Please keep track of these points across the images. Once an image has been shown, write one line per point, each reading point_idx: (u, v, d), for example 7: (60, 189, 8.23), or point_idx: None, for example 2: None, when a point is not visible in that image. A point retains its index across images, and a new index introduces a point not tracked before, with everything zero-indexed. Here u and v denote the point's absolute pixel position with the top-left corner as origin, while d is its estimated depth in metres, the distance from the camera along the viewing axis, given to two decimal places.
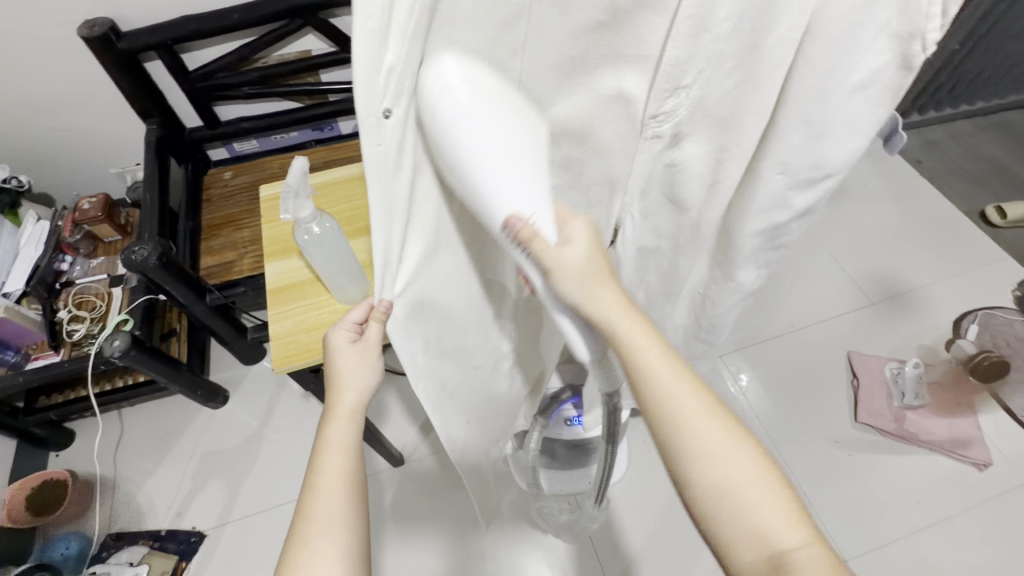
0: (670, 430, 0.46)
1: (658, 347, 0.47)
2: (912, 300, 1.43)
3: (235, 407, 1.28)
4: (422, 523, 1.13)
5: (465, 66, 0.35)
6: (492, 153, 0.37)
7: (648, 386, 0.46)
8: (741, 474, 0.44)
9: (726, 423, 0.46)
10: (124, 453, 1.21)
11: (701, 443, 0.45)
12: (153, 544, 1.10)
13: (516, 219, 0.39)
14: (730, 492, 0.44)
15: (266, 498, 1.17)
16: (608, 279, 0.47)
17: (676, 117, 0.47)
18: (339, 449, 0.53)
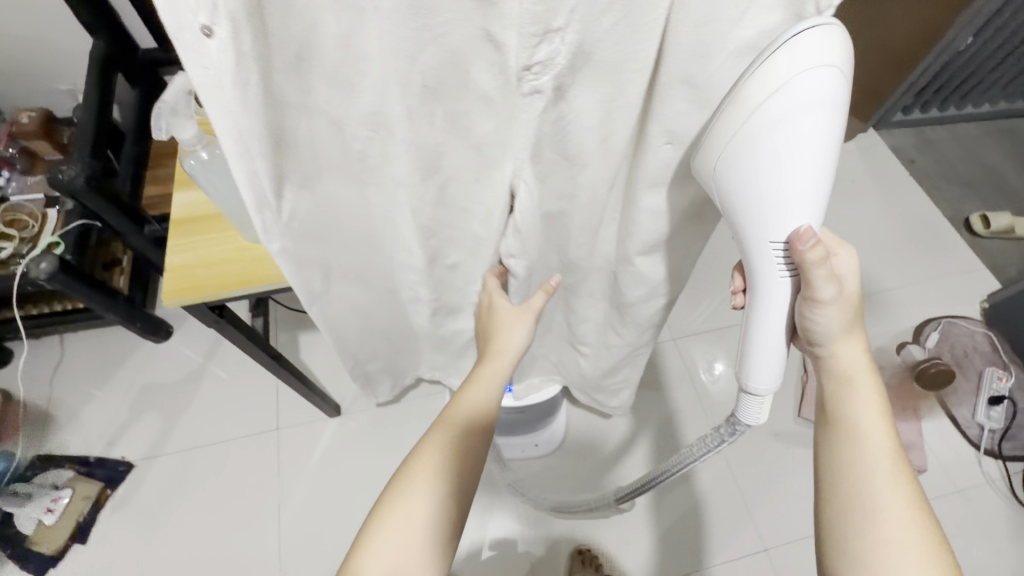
0: (841, 463, 0.51)
1: (875, 400, 0.52)
2: (879, 302, 1.40)
3: (178, 343, 1.26)
4: (351, 474, 1.13)
5: (846, 43, 0.37)
6: (804, 173, 0.40)
7: (846, 414, 0.52)
8: (910, 542, 0.47)
9: (918, 500, 0.49)
10: (61, 378, 1.20)
11: (871, 488, 0.49)
12: (80, 470, 1.10)
13: (808, 232, 0.43)
14: (889, 550, 0.47)
15: (199, 435, 1.17)
16: (858, 336, 0.52)
17: (557, 67, 0.40)
18: (467, 421, 0.56)
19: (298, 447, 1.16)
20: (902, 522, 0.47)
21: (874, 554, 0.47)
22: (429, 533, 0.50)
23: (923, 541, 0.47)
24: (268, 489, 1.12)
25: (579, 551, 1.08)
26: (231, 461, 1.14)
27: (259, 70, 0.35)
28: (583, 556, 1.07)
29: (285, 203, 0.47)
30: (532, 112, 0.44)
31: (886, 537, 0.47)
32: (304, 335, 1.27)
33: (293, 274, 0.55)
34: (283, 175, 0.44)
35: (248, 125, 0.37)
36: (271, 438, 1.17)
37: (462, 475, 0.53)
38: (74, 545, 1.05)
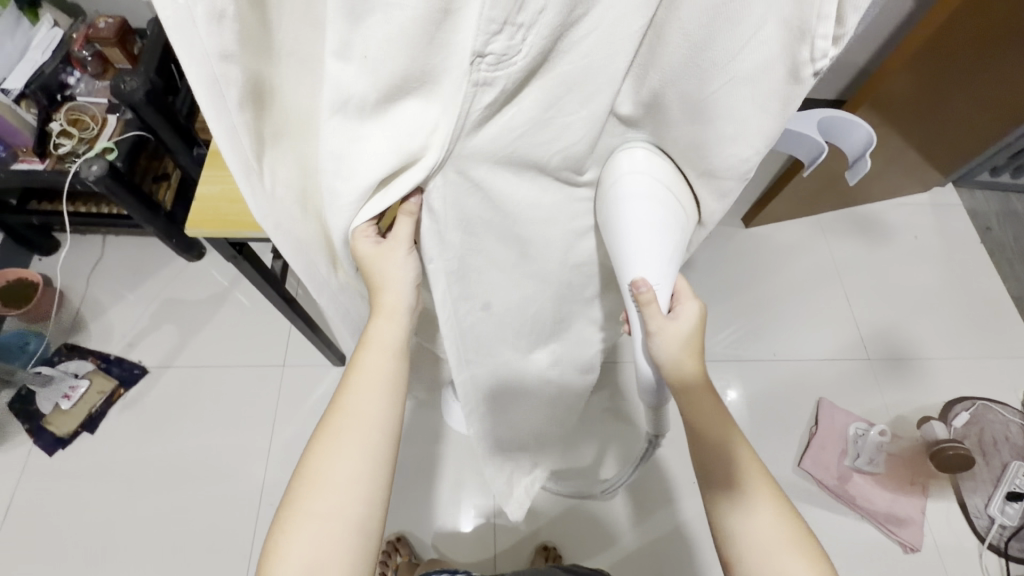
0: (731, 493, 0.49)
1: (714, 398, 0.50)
2: (911, 368, 1.33)
3: (208, 265, 1.31)
4: None
5: (661, 159, 0.45)
6: (650, 236, 0.44)
7: (732, 448, 0.50)
8: (772, 525, 0.48)
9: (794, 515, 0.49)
10: (97, 276, 1.27)
11: (757, 513, 0.48)
12: (100, 364, 1.17)
13: (642, 281, 0.45)
14: (761, 541, 0.48)
15: (210, 356, 1.22)
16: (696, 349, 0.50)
17: (513, 67, 0.32)
18: (364, 414, 0.49)
19: (298, 388, 1.20)
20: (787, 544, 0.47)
21: (751, 550, 0.48)
22: (347, 547, 0.46)
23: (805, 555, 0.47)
24: (262, 421, 1.16)
25: (544, 547, 1.07)
26: (235, 386, 1.19)
27: (238, 5, 0.30)
28: (548, 551, 1.06)
29: (274, 172, 0.43)
30: (487, 109, 0.35)
31: (774, 557, 0.47)
32: None
33: (292, 252, 0.51)
34: (263, 139, 0.40)
35: (215, 70, 0.33)
36: (275, 373, 1.21)
37: (368, 478, 0.47)
38: (82, 433, 1.12)
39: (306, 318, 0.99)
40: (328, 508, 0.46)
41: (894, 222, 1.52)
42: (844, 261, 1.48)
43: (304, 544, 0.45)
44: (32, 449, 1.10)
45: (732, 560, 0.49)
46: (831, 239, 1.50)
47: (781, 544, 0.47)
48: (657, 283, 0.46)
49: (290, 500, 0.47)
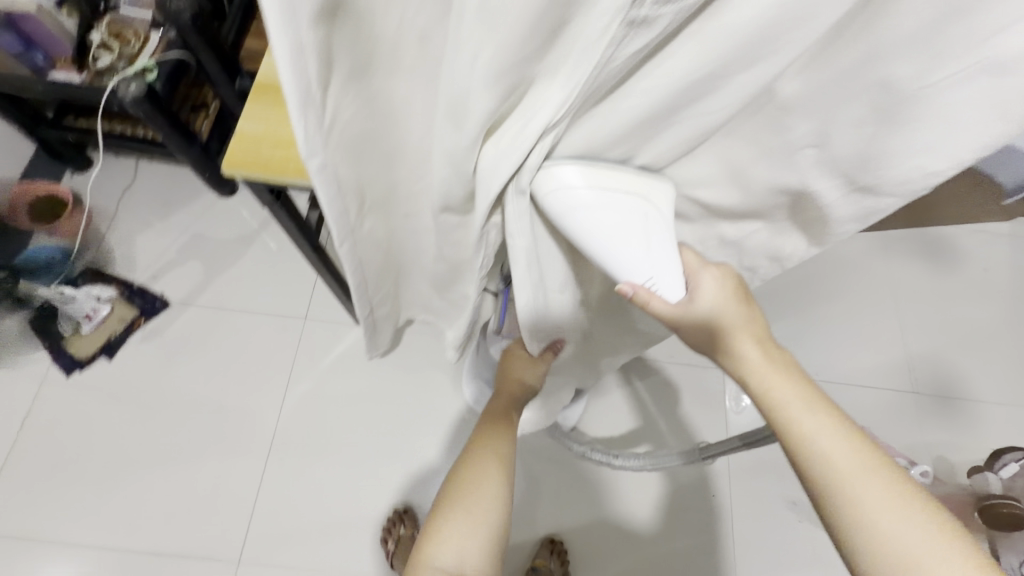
0: (814, 471, 0.43)
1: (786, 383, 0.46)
2: (959, 408, 1.24)
3: (239, 203, 1.27)
4: (359, 385, 1.13)
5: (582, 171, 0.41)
6: (622, 237, 0.43)
7: (794, 424, 0.44)
8: (901, 516, 0.41)
9: (895, 476, 0.42)
10: (126, 200, 1.24)
11: (857, 489, 0.42)
12: (123, 292, 1.15)
13: (633, 285, 0.43)
14: (898, 542, 0.40)
15: (232, 298, 1.18)
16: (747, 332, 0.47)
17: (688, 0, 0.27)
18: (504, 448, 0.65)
19: (319, 341, 1.16)
20: (899, 518, 0.41)
21: (890, 556, 0.40)
22: (482, 538, 0.57)
23: (926, 528, 0.41)
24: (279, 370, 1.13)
25: (550, 539, 1.05)
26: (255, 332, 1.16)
27: None
28: (553, 545, 1.04)
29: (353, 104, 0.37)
30: (627, 58, 0.31)
31: (890, 539, 0.40)
32: None
33: (328, 204, 0.44)
34: (332, 57, 0.33)
35: None
36: (295, 324, 1.17)
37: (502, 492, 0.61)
38: (100, 357, 1.10)
39: (334, 275, 0.94)
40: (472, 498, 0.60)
41: (968, 249, 1.40)
42: (906, 284, 1.37)
43: (456, 525, 0.57)
44: (50, 367, 1.09)
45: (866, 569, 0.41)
46: (894, 259, 1.39)
47: (920, 537, 0.40)
48: (647, 279, 0.44)
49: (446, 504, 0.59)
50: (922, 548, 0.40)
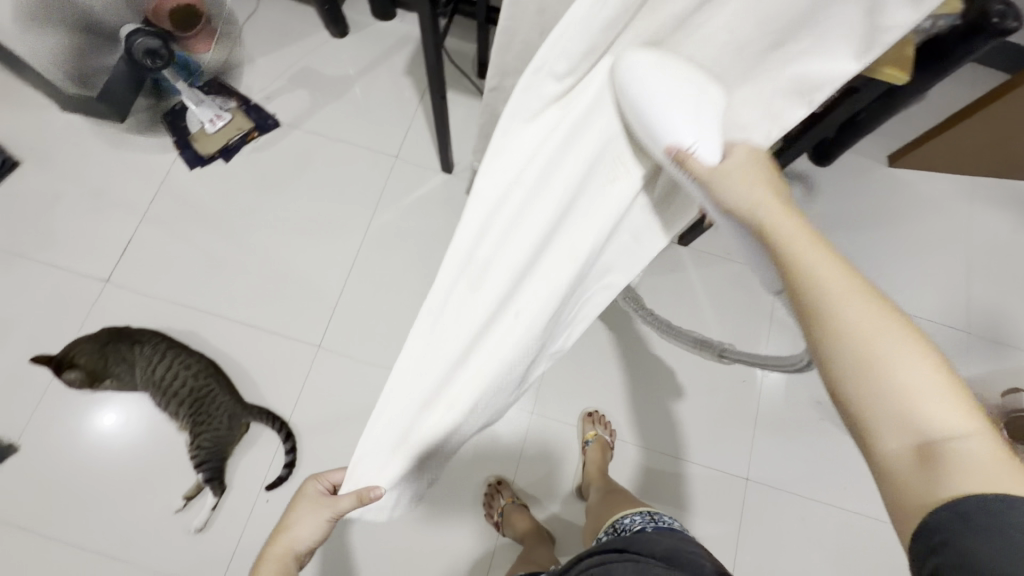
0: (819, 311, 0.41)
1: (814, 245, 0.43)
2: (1008, 354, 1.25)
3: (347, 46, 1.35)
4: (436, 224, 1.24)
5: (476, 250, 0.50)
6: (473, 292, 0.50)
7: (795, 253, 0.43)
8: (899, 352, 0.38)
9: (899, 321, 0.40)
10: (249, 27, 1.34)
11: (864, 328, 0.39)
12: (241, 106, 1.28)
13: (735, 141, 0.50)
14: (883, 371, 0.38)
15: (333, 129, 1.29)
16: (773, 184, 0.48)
17: None
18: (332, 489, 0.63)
19: (406, 180, 1.27)
20: (905, 352, 0.38)
21: (871, 383, 0.38)
22: None
23: (931, 364, 0.38)
24: (368, 199, 1.25)
25: (590, 414, 1.15)
26: (351, 163, 1.27)
27: None
28: (592, 418, 1.15)
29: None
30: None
31: (879, 360, 0.38)
32: (452, 94, 1.33)
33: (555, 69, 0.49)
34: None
35: None
36: (386, 161, 1.28)
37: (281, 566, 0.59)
38: (218, 159, 1.25)
39: (440, 102, 1.02)
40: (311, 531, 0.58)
41: None
42: (982, 233, 1.35)
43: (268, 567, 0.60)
44: (176, 160, 1.24)
45: (861, 415, 0.39)
46: (976, 206, 1.37)
47: (913, 373, 0.38)
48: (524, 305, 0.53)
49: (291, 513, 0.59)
50: (912, 387, 0.37)
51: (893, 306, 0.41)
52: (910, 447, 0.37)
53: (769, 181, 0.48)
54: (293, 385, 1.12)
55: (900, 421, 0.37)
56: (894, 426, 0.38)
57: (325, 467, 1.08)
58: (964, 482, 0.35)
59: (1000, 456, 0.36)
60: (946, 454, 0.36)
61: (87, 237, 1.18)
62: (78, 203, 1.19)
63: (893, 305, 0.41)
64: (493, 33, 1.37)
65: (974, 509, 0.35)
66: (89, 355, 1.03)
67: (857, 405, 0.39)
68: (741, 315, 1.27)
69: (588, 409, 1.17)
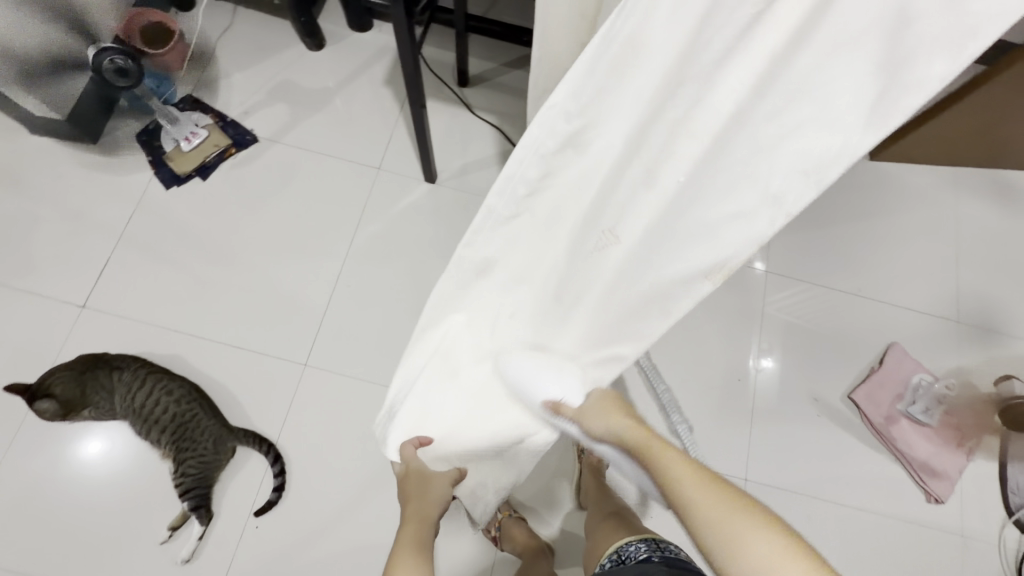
0: (683, 510, 0.56)
1: (671, 450, 0.60)
2: (997, 340, 1.26)
3: (325, 57, 1.34)
4: (423, 233, 1.23)
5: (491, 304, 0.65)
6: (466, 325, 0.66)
7: (659, 467, 0.60)
8: (746, 527, 0.51)
9: (734, 498, 0.54)
10: (225, 41, 1.32)
11: (707, 514, 0.54)
12: (218, 122, 1.25)
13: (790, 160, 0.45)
14: (740, 545, 0.51)
15: (314, 142, 1.27)
16: (622, 411, 0.67)
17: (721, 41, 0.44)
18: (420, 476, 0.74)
19: (390, 190, 1.25)
20: (751, 533, 0.51)
21: (734, 555, 0.51)
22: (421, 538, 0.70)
23: (774, 531, 0.51)
24: (352, 210, 1.23)
25: None
26: (333, 176, 1.25)
27: None
28: None
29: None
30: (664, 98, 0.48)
31: (733, 548, 0.51)
32: (433, 103, 1.32)
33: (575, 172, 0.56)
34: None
35: None
36: (369, 173, 1.26)
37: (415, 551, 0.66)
38: (195, 176, 1.22)
39: (421, 111, 1.01)
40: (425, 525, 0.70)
41: None
42: (965, 222, 1.36)
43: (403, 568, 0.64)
44: (152, 179, 1.21)
45: None
46: (959, 196, 1.38)
47: (760, 543, 0.50)
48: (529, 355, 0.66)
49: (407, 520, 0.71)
50: (761, 558, 0.50)
51: (736, 490, 0.55)
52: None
53: (626, 410, 0.67)
54: (280, 405, 1.09)
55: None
56: None
57: (316, 488, 1.05)
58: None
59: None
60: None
61: (62, 259, 1.14)
62: (50, 227, 1.16)
63: (738, 489, 0.55)
64: (473, 41, 1.36)
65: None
66: (66, 383, 0.99)
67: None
68: (732, 313, 1.26)
69: None
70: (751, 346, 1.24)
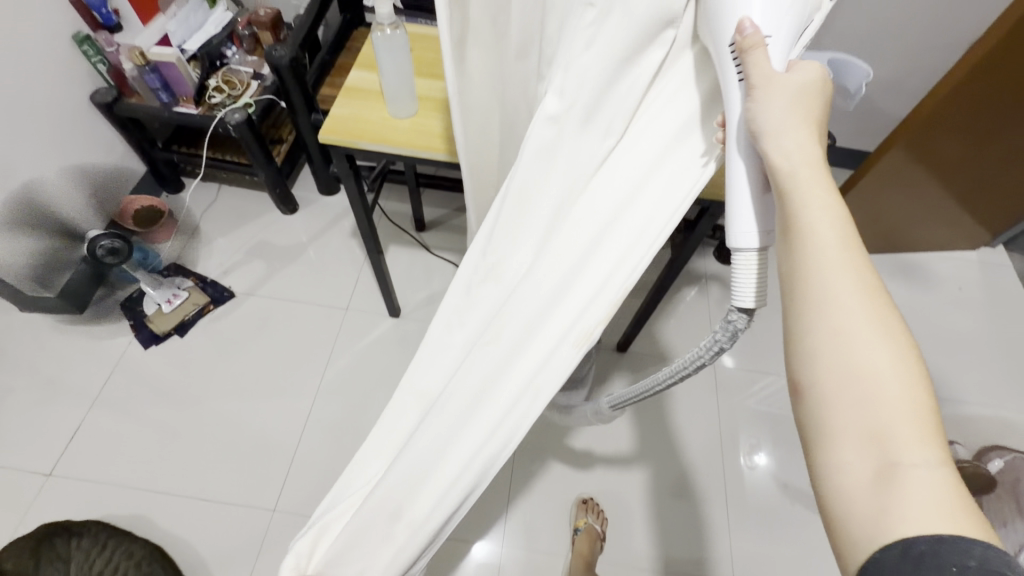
0: (799, 304, 0.39)
1: (828, 213, 0.40)
2: (942, 406, 1.34)
3: (298, 219, 1.52)
4: (391, 364, 1.31)
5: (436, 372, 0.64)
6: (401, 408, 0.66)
7: (800, 210, 0.40)
8: (878, 356, 0.37)
9: (881, 304, 0.38)
10: (208, 214, 1.50)
11: (847, 320, 0.38)
12: (198, 283, 1.37)
13: (748, 21, 0.40)
14: (861, 386, 0.36)
15: (287, 292, 1.40)
16: (813, 131, 0.42)
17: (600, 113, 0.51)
18: None
19: (358, 328, 1.36)
20: (883, 351, 0.37)
21: (847, 401, 0.36)
22: None
23: (902, 365, 0.37)
24: (322, 351, 1.32)
25: (584, 500, 1.17)
26: (305, 320, 1.36)
27: None
28: (586, 504, 1.16)
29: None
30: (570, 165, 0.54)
31: (857, 363, 0.37)
32: (395, 247, 1.49)
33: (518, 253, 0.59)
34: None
35: None
36: (338, 314, 1.37)
37: None
38: (173, 335, 1.30)
39: (381, 257, 1.16)
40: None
41: (938, 273, 1.58)
42: None
43: None
44: (131, 341, 1.29)
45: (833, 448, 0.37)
46: None
47: (889, 387, 0.36)
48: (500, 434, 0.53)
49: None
50: (882, 392, 0.36)
51: (878, 287, 0.39)
52: (866, 461, 0.35)
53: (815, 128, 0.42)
54: (247, 559, 1.06)
55: (846, 426, 0.36)
56: (856, 446, 0.36)
57: None
58: (912, 496, 0.34)
59: (955, 491, 0.34)
60: (900, 475, 0.34)
61: (32, 428, 1.17)
62: (25, 396, 1.20)
63: (884, 293, 0.39)
64: (427, 194, 1.58)
65: (925, 552, 0.32)
66: (18, 557, 0.96)
67: (827, 400, 0.37)
68: (693, 408, 1.30)
69: (580, 496, 1.19)
70: (735, 443, 1.26)
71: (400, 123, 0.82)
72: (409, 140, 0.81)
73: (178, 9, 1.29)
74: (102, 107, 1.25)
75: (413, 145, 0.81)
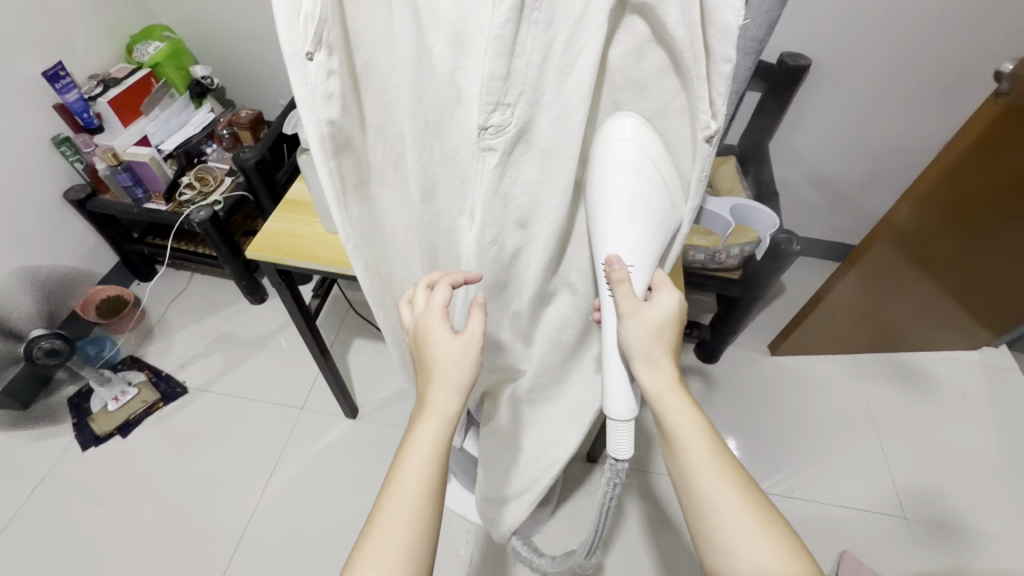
0: (686, 498, 0.51)
1: (688, 414, 0.53)
2: (952, 536, 1.20)
3: (265, 309, 1.49)
4: (344, 472, 1.22)
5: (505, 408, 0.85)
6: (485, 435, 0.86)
7: (667, 424, 0.53)
8: (744, 525, 0.48)
9: (739, 477, 0.50)
10: (175, 304, 1.48)
11: (718, 501, 0.49)
12: (151, 378, 1.33)
13: (615, 259, 0.51)
14: (740, 551, 0.47)
15: (242, 388, 1.34)
16: (668, 353, 0.54)
17: (508, 134, 0.44)
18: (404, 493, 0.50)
19: (313, 430, 1.28)
20: (750, 521, 0.48)
21: (736, 568, 0.47)
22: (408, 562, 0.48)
23: (767, 525, 0.48)
24: (271, 456, 1.24)
25: None
26: (257, 420, 1.29)
27: (339, 86, 0.44)
28: None
29: (342, 160, 0.50)
30: (496, 229, 0.52)
31: (730, 536, 0.48)
32: (361, 341, 1.44)
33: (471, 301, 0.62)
34: (362, 118, 0.50)
35: (324, 130, 0.45)
36: (293, 414, 1.30)
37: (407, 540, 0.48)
38: (115, 435, 1.25)
39: (331, 360, 1.10)
40: (412, 510, 0.50)
41: (939, 376, 1.48)
42: (879, 406, 1.41)
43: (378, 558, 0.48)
44: (71, 442, 1.24)
45: None
46: (863, 382, 1.46)
47: (761, 545, 0.47)
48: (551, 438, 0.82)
49: (384, 498, 0.50)
50: (757, 557, 0.47)
51: (738, 466, 0.51)
52: None
53: (669, 344, 0.55)
54: None
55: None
56: None
57: None
58: None
59: None
60: None
61: None
62: None
63: (745, 472, 0.51)
64: None
65: None
66: None
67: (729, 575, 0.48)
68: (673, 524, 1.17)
69: None
70: None
71: (333, 238, 0.79)
72: (339, 256, 0.77)
73: (162, 111, 1.34)
74: (74, 204, 1.28)
75: (343, 262, 0.77)
